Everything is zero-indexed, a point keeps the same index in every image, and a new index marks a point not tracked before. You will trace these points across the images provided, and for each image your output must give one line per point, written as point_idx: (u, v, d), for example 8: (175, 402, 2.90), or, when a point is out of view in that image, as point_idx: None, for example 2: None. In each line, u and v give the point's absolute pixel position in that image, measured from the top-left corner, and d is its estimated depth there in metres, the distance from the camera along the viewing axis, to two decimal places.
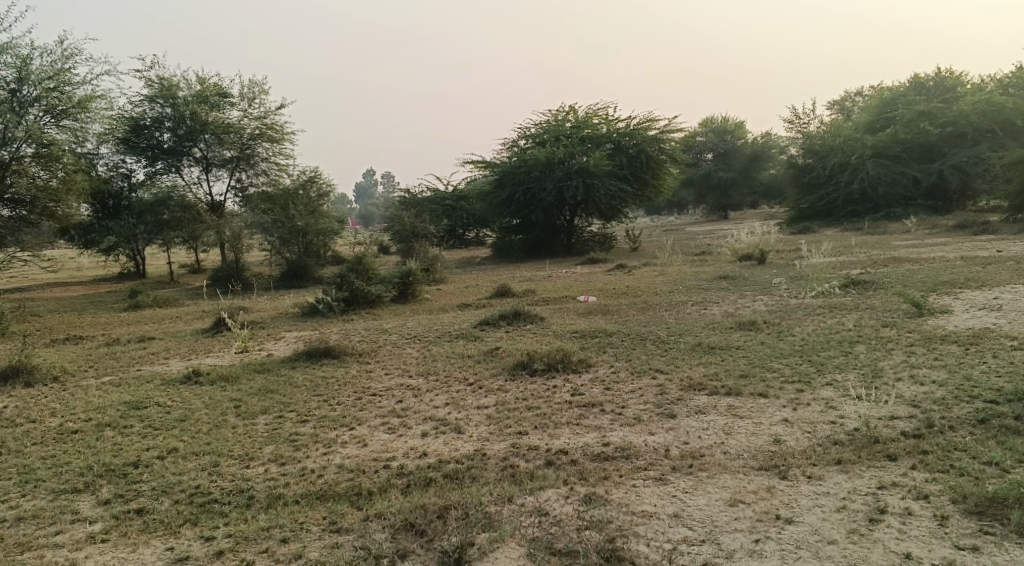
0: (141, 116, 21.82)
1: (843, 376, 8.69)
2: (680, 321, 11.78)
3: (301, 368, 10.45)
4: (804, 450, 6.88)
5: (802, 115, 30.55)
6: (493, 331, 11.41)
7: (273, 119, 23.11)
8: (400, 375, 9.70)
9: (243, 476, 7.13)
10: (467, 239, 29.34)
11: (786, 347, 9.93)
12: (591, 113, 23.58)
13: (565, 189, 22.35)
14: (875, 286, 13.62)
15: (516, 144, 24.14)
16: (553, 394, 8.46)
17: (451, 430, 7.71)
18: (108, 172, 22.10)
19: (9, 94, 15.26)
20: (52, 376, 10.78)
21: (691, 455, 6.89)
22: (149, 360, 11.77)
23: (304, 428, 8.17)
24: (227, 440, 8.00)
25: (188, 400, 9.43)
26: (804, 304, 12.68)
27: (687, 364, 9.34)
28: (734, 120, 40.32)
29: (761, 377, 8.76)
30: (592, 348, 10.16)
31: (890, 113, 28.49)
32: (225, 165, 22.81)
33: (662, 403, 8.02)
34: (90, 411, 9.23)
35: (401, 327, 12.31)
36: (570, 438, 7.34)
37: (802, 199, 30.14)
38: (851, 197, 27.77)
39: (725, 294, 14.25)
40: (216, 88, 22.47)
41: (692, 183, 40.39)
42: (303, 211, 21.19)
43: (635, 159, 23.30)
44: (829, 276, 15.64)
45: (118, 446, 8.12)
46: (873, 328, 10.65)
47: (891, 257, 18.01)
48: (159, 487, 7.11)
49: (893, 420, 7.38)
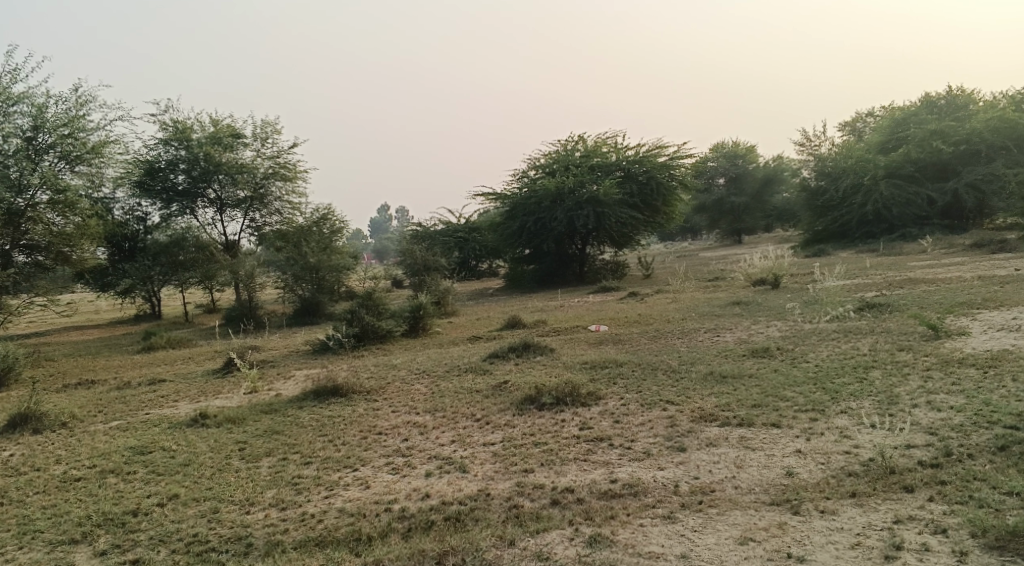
0: (156, 160, 21.99)
1: (858, 403, 8.47)
2: (692, 349, 11.58)
3: (308, 407, 10.30)
4: (818, 483, 6.67)
5: (814, 138, 30.39)
6: (502, 365, 11.25)
7: (285, 158, 23.19)
8: (407, 412, 9.54)
9: (243, 523, 6.99)
10: (479, 270, 29.27)
11: (800, 374, 9.71)
12: (599, 142, 23.54)
13: (575, 218, 22.27)
14: (892, 308, 13.36)
15: (525, 175, 24.11)
16: (561, 429, 8.28)
17: (456, 469, 7.54)
18: (123, 215, 22.27)
19: (25, 141, 15.27)
20: (61, 422, 10.64)
21: (701, 491, 6.69)
22: (158, 402, 11.67)
23: (308, 470, 8.01)
24: (230, 484, 7.84)
25: (193, 443, 9.27)
26: (819, 328, 12.45)
27: (699, 394, 9.14)
28: (745, 143, 40.18)
29: (775, 406, 8.54)
30: (602, 380, 9.97)
31: (902, 132, 28.26)
32: (239, 206, 22.90)
33: (672, 436, 7.82)
34: (95, 457, 9.07)
35: (409, 362, 12.16)
36: (577, 475, 7.15)
37: (815, 221, 29.91)
38: (865, 218, 27.58)
39: (738, 320, 14.04)
40: (229, 129, 22.61)
41: (705, 208, 40.22)
42: (315, 248, 21.11)
43: (645, 186, 23.21)
44: (845, 299, 15.40)
45: (120, 493, 7.95)
46: (890, 352, 10.41)
47: (907, 278, 17.73)
48: (156, 536, 6.98)
49: (910, 449, 7.15)
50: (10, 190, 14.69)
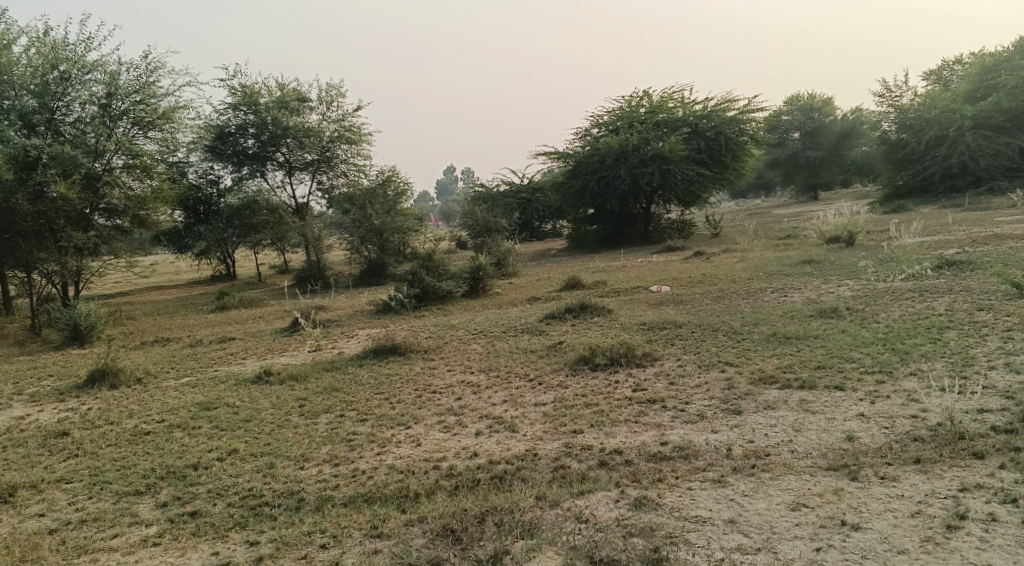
0: (226, 124, 22.28)
1: (929, 366, 8.10)
2: (756, 309, 11.26)
3: (367, 365, 10.36)
4: (878, 448, 6.39)
5: (895, 89, 29.10)
6: (559, 325, 11.14)
7: (351, 121, 23.22)
8: (462, 371, 9.51)
9: (296, 478, 7.06)
10: (543, 231, 29.15)
11: (868, 335, 9.34)
12: (665, 97, 23.00)
13: (639, 176, 21.86)
14: (971, 266, 12.75)
15: (589, 133, 23.74)
16: (614, 390, 8.14)
17: (505, 429, 7.49)
18: (197, 179, 22.70)
19: (101, 108, 15.48)
20: (136, 378, 10.91)
21: (755, 455, 6.48)
22: (226, 360, 11.89)
23: (362, 427, 8.04)
24: (287, 440, 7.91)
25: (256, 400, 9.38)
26: (892, 287, 11.96)
27: (759, 356, 8.87)
28: (821, 96, 38.77)
29: (839, 369, 8.23)
30: (660, 341, 9.77)
31: (991, 80, 26.82)
32: (307, 168, 23.11)
33: (729, 399, 7.60)
34: (163, 412, 9.22)
35: (469, 322, 12.12)
36: (627, 437, 7.02)
37: (896, 176, 28.78)
38: (949, 171, 26.46)
39: (808, 279, 13.59)
40: (296, 93, 22.66)
41: (779, 164, 39.14)
42: (380, 209, 20.81)
43: (713, 142, 22.63)
44: (922, 257, 14.76)
45: (184, 447, 8.06)
46: (967, 312, 9.93)
47: (991, 234, 16.90)
48: (214, 489, 7.10)
49: (982, 414, 6.81)
50: (88, 156, 14.97)
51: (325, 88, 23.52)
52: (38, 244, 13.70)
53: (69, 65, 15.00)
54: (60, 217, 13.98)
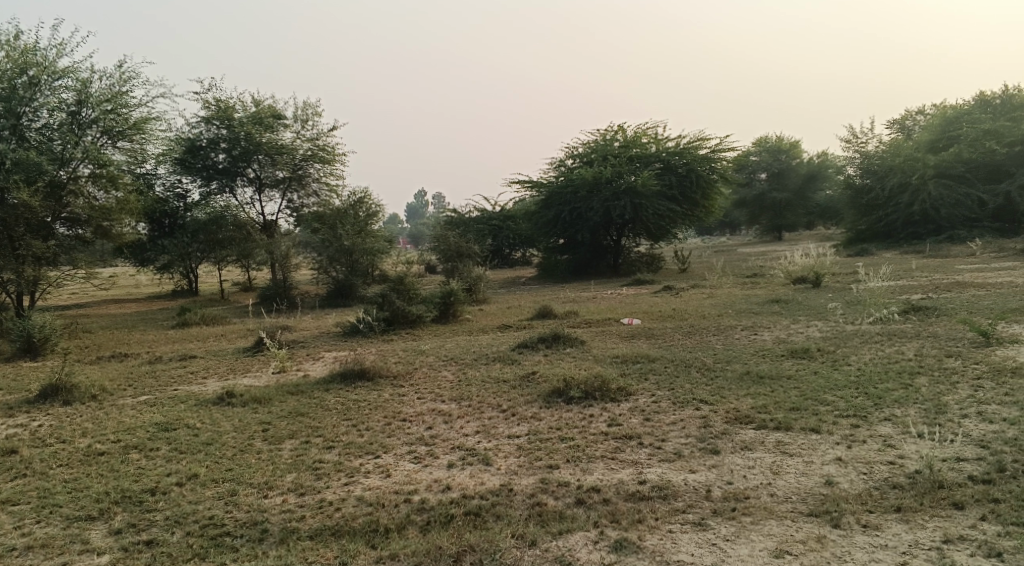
0: (197, 137, 21.96)
1: (903, 411, 8.08)
2: (727, 346, 11.22)
3: (334, 390, 10.12)
4: (860, 494, 6.34)
5: (861, 135, 29.65)
6: (531, 355, 10.99)
7: (325, 140, 23.02)
8: (433, 400, 9.30)
9: (260, 507, 6.81)
10: (512, 259, 29.09)
11: (840, 377, 9.31)
12: (639, 133, 23.13)
13: (612, 209, 21.88)
14: (937, 312, 12.86)
15: (563, 164, 23.79)
16: (589, 424, 8.00)
17: (479, 462, 7.30)
18: (164, 191, 22.28)
19: (70, 116, 15.17)
20: (92, 394, 10.55)
21: (735, 497, 6.39)
22: (186, 379, 11.55)
23: (329, 455, 7.79)
24: (250, 466, 7.64)
25: (217, 422, 9.08)
26: (861, 330, 12.02)
27: (734, 394, 8.79)
28: (789, 138, 39.37)
29: (814, 411, 8.17)
30: (633, 375, 9.66)
31: (954, 131, 27.27)
32: (277, 185, 22.77)
33: (705, 438, 7.50)
34: (119, 432, 8.89)
35: (438, 349, 11.93)
36: (604, 474, 6.87)
37: (859, 220, 29.19)
38: (912, 218, 26.91)
39: (776, 318, 13.64)
40: (271, 110, 22.42)
41: (745, 203, 39.55)
42: (351, 231, 20.63)
43: (685, 179, 22.77)
44: (889, 301, 14.90)
45: (141, 470, 7.75)
46: (936, 357, 9.98)
47: (954, 281, 17.16)
48: (172, 516, 6.81)
49: (960, 462, 6.78)
50: (53, 163, 14.60)
51: (301, 106, 23.31)
52: None
53: (39, 70, 14.68)
54: (20, 224, 13.77)
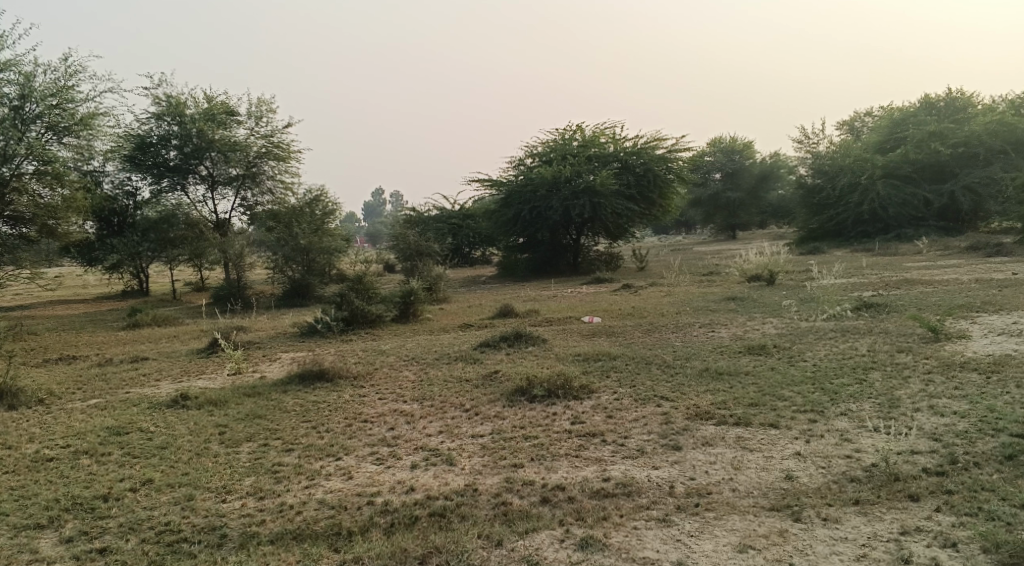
0: (147, 134, 21.56)
1: (859, 406, 8.22)
2: (686, 344, 11.33)
3: (293, 391, 9.99)
4: (819, 488, 6.45)
5: (812, 135, 30.17)
6: (493, 354, 10.98)
7: (280, 137, 22.74)
8: (394, 400, 9.24)
9: (218, 512, 6.69)
10: (471, 258, 29.05)
11: (798, 373, 9.44)
12: (597, 132, 23.24)
13: (570, 208, 21.94)
14: (889, 309, 13.12)
15: (521, 163, 23.81)
16: (551, 423, 8.01)
17: (443, 462, 7.26)
18: (113, 190, 21.83)
19: (13, 110, 14.81)
20: (39, 398, 10.29)
21: (697, 493, 6.45)
22: (139, 381, 11.32)
23: (289, 457, 7.69)
24: (207, 470, 7.51)
25: (172, 426, 8.92)
26: (816, 327, 12.22)
27: (694, 391, 8.87)
28: (742, 139, 39.88)
29: (772, 406, 8.27)
30: (595, 373, 9.69)
31: (901, 133, 27.82)
32: (231, 184, 22.42)
33: (667, 434, 7.56)
34: (69, 437, 8.68)
35: (399, 348, 11.85)
36: (568, 472, 6.89)
37: (811, 219, 29.67)
38: (861, 218, 27.43)
39: (734, 316, 13.81)
40: (223, 106, 22.12)
41: (700, 203, 39.97)
42: (307, 230, 20.41)
43: (642, 178, 22.92)
44: (842, 298, 15.16)
45: (92, 476, 7.57)
46: (889, 353, 10.18)
47: (904, 279, 17.52)
48: (126, 523, 6.66)
49: (915, 455, 6.93)
50: None
51: (255, 103, 23.01)
52: None
53: None
54: None
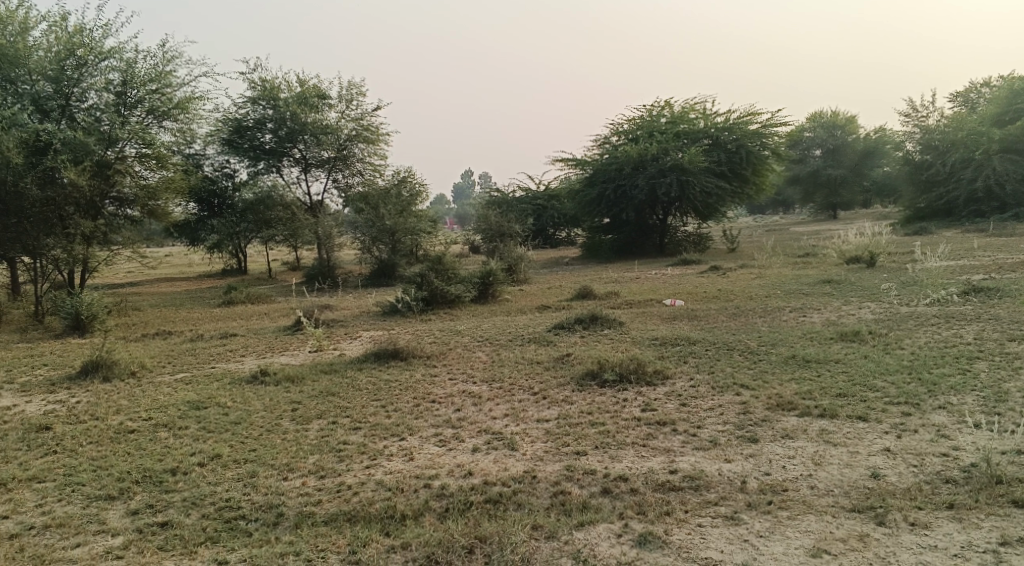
0: (244, 118, 21.94)
1: (959, 399, 7.58)
2: (773, 329, 10.78)
3: (367, 369, 9.92)
4: (908, 489, 5.96)
5: (921, 110, 28.53)
6: (568, 336, 10.67)
7: (369, 120, 22.78)
8: (464, 381, 9.04)
9: (277, 490, 6.65)
10: (558, 239, 28.74)
11: (892, 362, 8.82)
12: (687, 108, 22.52)
13: (657, 186, 21.38)
14: (999, 294, 12.18)
15: (608, 141, 23.30)
16: (621, 409, 7.67)
17: (504, 446, 7.03)
18: (213, 171, 22.34)
19: (117, 96, 15.16)
20: (131, 371, 10.52)
21: (771, 489, 6.04)
22: (224, 357, 11.46)
23: (354, 436, 7.59)
24: (274, 447, 7.48)
25: (248, 401, 8.94)
26: (916, 312, 11.44)
27: (777, 379, 8.36)
28: (845, 114, 38.11)
29: (862, 398, 7.71)
30: (672, 358, 9.28)
31: (1020, 105, 26.00)
32: (323, 166, 22.64)
33: (744, 425, 7.12)
34: (151, 410, 8.81)
35: (475, 329, 11.66)
36: (634, 462, 6.56)
37: (918, 197, 28.10)
38: (974, 196, 25.80)
39: (827, 299, 13.08)
40: (316, 90, 22.24)
41: (799, 181, 38.48)
42: (394, 208, 20.47)
43: (734, 155, 22.09)
44: (947, 281, 14.21)
45: (167, 449, 7.64)
46: (997, 341, 9.41)
47: (1018, 261, 16.31)
48: (190, 498, 6.69)
49: (1021, 456, 6.33)
50: (100, 143, 14.42)
51: (346, 86, 23.14)
52: (46, 232, 13.43)
53: (85, 51, 14.65)
54: (69, 204, 13.70)
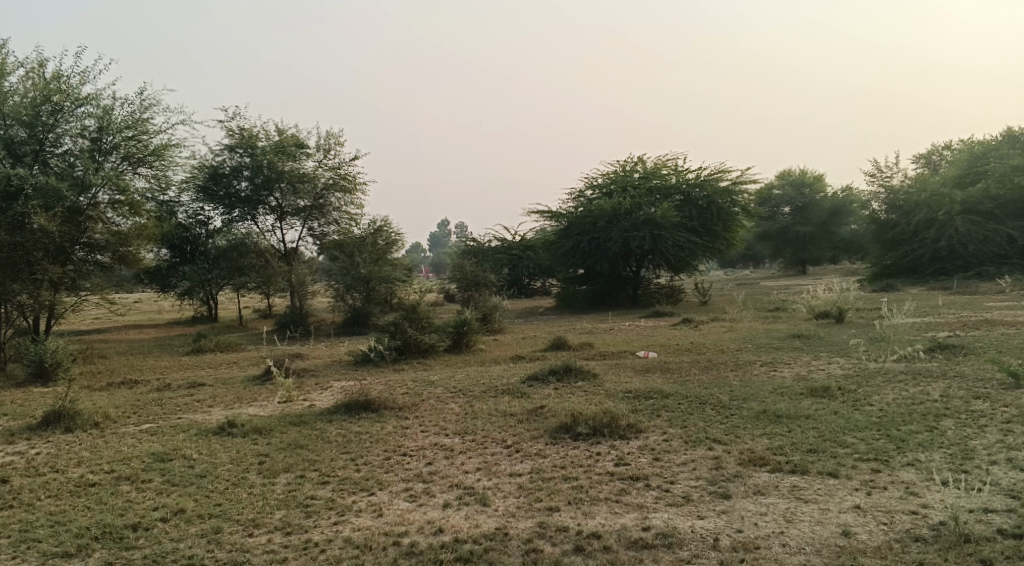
0: (221, 165, 21.93)
1: (928, 456, 7.64)
2: (744, 382, 10.84)
3: (337, 421, 9.80)
4: (879, 547, 5.97)
5: (886, 169, 29.22)
6: (541, 388, 10.64)
7: (347, 169, 22.87)
8: (436, 434, 8.96)
9: (242, 547, 6.53)
10: (532, 289, 28.84)
11: (862, 418, 8.88)
12: (660, 164, 22.87)
13: (631, 239, 21.60)
14: (965, 351, 12.38)
15: (583, 194, 23.54)
16: (594, 463, 7.64)
17: (476, 502, 6.96)
18: (186, 219, 22.21)
19: (92, 143, 15.14)
20: (94, 422, 10.32)
21: (743, 547, 6.03)
22: (191, 407, 11.28)
23: (323, 491, 7.48)
24: (240, 501, 7.35)
25: (215, 453, 8.80)
26: (884, 368, 11.58)
27: (749, 434, 8.38)
28: (813, 172, 38.89)
29: (832, 453, 7.74)
30: (645, 412, 9.27)
31: (981, 167, 26.72)
32: (298, 214, 22.58)
33: (716, 480, 7.12)
34: (114, 462, 8.63)
35: (448, 380, 11.60)
36: (606, 519, 6.52)
37: (884, 255, 28.58)
38: (938, 254, 26.32)
39: (797, 354, 13.21)
40: (294, 139, 22.34)
41: (769, 237, 38.96)
42: (368, 258, 20.50)
43: (705, 211, 22.41)
44: (913, 338, 14.43)
45: (128, 503, 7.48)
46: (963, 399, 9.53)
47: (982, 319, 16.61)
48: (151, 555, 6.54)
49: (988, 514, 6.38)
50: (73, 189, 14.51)
51: (324, 135, 23.25)
52: (12, 277, 13.19)
53: (62, 97, 14.66)
54: (37, 249, 13.45)
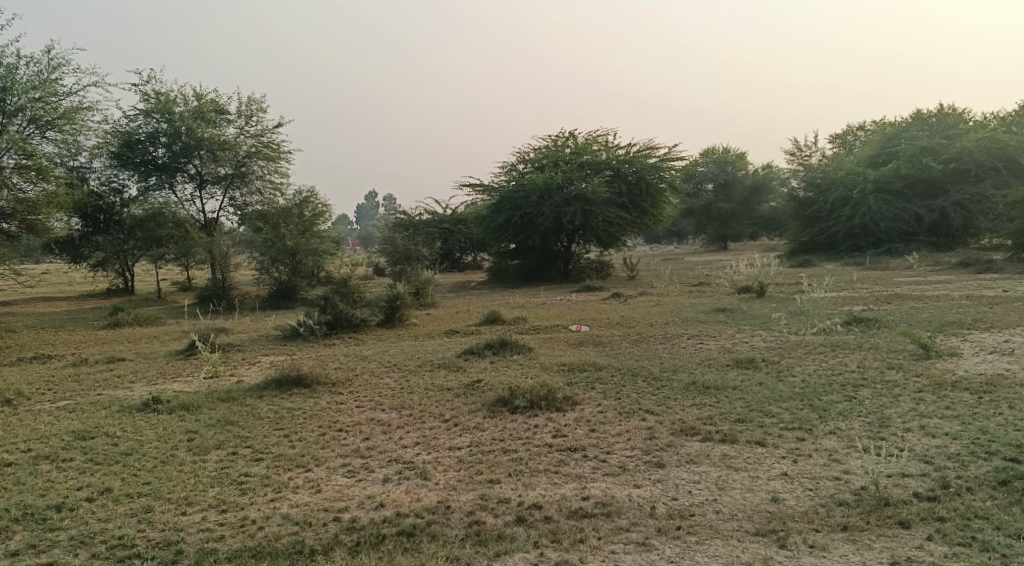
0: (135, 132, 21.19)
1: (848, 424, 7.96)
2: (674, 355, 11.08)
3: (269, 397, 9.67)
4: (805, 512, 6.22)
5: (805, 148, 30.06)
6: (476, 362, 10.69)
7: (270, 137, 22.40)
8: (372, 409, 8.93)
9: (176, 526, 6.41)
10: (462, 263, 28.81)
11: (786, 388, 9.17)
12: (589, 140, 23.01)
13: (562, 214, 21.71)
14: (880, 324, 12.88)
15: (514, 168, 23.55)
16: (533, 435, 7.74)
17: (416, 476, 6.99)
18: (100, 186, 21.39)
19: None
20: (7, 399, 9.94)
21: (679, 514, 6.21)
22: (112, 383, 10.95)
23: (257, 467, 7.39)
24: (171, 479, 7.21)
25: (140, 431, 8.59)
26: (806, 340, 11.98)
27: (680, 405, 8.59)
28: (735, 150, 39.73)
29: (759, 423, 8.00)
30: (580, 384, 9.42)
31: (893, 147, 27.72)
32: (219, 183, 21.99)
33: (651, 450, 7.29)
34: (31, 441, 8.34)
35: (382, 354, 11.54)
36: (546, 489, 6.63)
37: (802, 231, 29.44)
38: (852, 231, 27.16)
39: (722, 327, 13.56)
40: (213, 105, 21.79)
41: (692, 213, 39.66)
42: (294, 230, 20.16)
43: (634, 187, 22.67)
44: (832, 312, 14.95)
45: (49, 483, 7.25)
46: (879, 369, 9.94)
47: (894, 294, 17.28)
48: (78, 536, 6.38)
49: (905, 479, 6.70)
50: None
51: (245, 102, 22.70)
52: None
53: None
54: None
